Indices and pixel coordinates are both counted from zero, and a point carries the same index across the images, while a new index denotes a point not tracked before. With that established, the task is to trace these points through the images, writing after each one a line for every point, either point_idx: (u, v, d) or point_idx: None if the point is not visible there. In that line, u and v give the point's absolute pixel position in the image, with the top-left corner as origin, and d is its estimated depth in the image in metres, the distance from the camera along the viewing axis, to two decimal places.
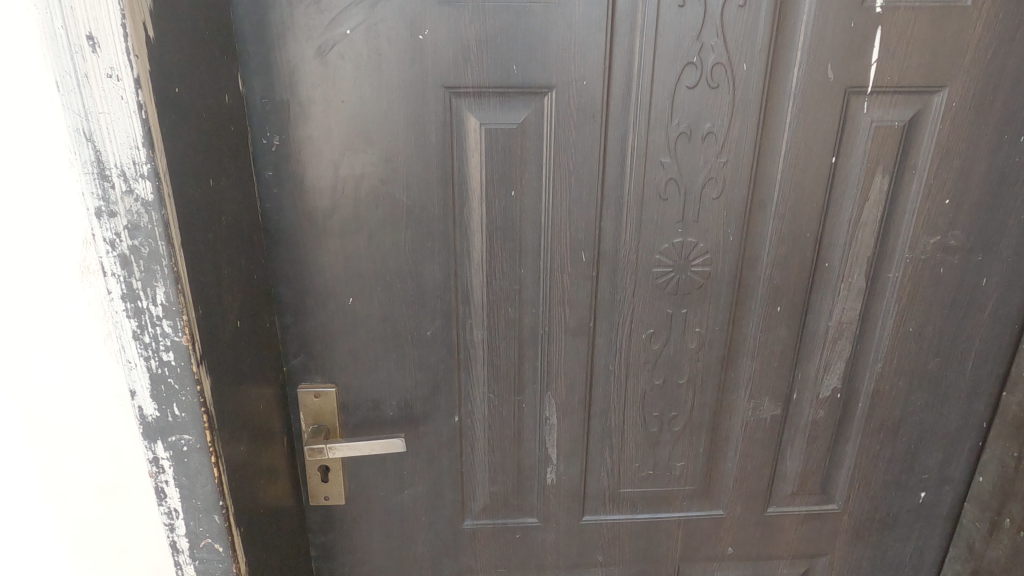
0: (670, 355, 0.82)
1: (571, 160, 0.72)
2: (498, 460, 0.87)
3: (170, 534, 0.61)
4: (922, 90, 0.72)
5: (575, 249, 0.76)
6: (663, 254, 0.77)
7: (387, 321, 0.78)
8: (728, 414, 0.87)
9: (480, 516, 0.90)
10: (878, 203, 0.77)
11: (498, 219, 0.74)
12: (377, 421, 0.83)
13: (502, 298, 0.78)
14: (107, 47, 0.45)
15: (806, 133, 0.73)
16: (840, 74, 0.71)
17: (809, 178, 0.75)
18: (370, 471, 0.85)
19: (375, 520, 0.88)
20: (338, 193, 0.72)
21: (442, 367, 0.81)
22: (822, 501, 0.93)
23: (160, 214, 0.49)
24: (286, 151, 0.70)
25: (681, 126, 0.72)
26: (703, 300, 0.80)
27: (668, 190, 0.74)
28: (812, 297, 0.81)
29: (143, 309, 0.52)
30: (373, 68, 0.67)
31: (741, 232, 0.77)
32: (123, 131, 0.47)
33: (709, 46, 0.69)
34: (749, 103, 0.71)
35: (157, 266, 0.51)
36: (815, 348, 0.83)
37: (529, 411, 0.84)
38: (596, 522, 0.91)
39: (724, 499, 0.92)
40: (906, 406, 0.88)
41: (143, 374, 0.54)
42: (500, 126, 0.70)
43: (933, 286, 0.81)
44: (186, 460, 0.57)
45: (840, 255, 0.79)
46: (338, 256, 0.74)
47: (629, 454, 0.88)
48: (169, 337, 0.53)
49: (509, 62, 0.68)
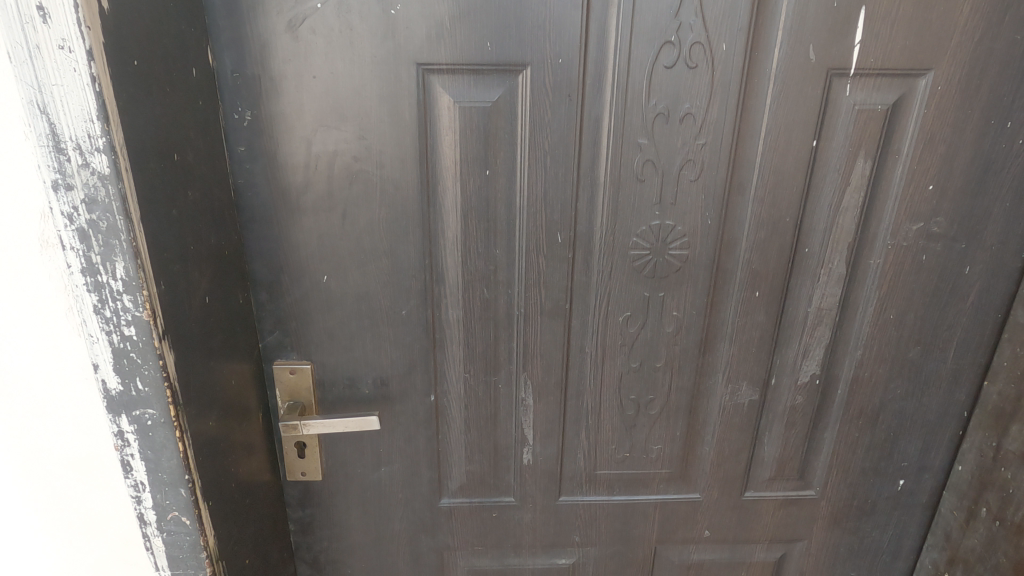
0: (647, 339, 0.82)
1: (547, 140, 0.72)
2: (475, 440, 0.87)
3: (138, 506, 0.62)
4: (906, 73, 0.71)
5: (551, 230, 0.76)
6: (640, 237, 0.77)
7: (362, 300, 0.78)
8: (706, 398, 0.87)
9: (457, 495, 0.90)
10: (860, 188, 0.75)
11: (473, 199, 0.74)
12: (353, 399, 0.84)
13: (477, 279, 0.78)
14: (58, 18, 0.45)
15: (788, 114, 0.71)
16: (823, 55, 0.69)
17: (790, 161, 0.74)
18: (346, 447, 0.86)
19: (353, 496, 0.89)
20: (311, 170, 0.71)
21: (418, 347, 0.81)
22: (800, 487, 0.93)
23: (118, 188, 0.50)
24: (258, 127, 0.69)
25: (659, 107, 0.71)
26: (680, 284, 0.79)
27: (645, 171, 0.73)
28: (792, 282, 0.80)
29: (103, 284, 0.53)
30: (345, 44, 0.67)
31: (719, 216, 0.76)
32: (77, 105, 0.47)
33: (688, 24, 0.67)
34: (729, 82, 0.70)
35: (116, 241, 0.51)
36: (793, 335, 0.83)
37: (505, 392, 0.84)
38: (573, 503, 0.92)
39: (701, 482, 0.92)
40: (884, 395, 0.87)
41: (106, 348, 0.55)
42: (474, 104, 0.70)
43: (915, 273, 0.80)
44: (150, 434, 0.58)
45: (820, 241, 0.78)
46: (313, 234, 0.74)
47: (605, 437, 0.88)
48: (130, 312, 0.53)
49: (483, 38, 0.67)
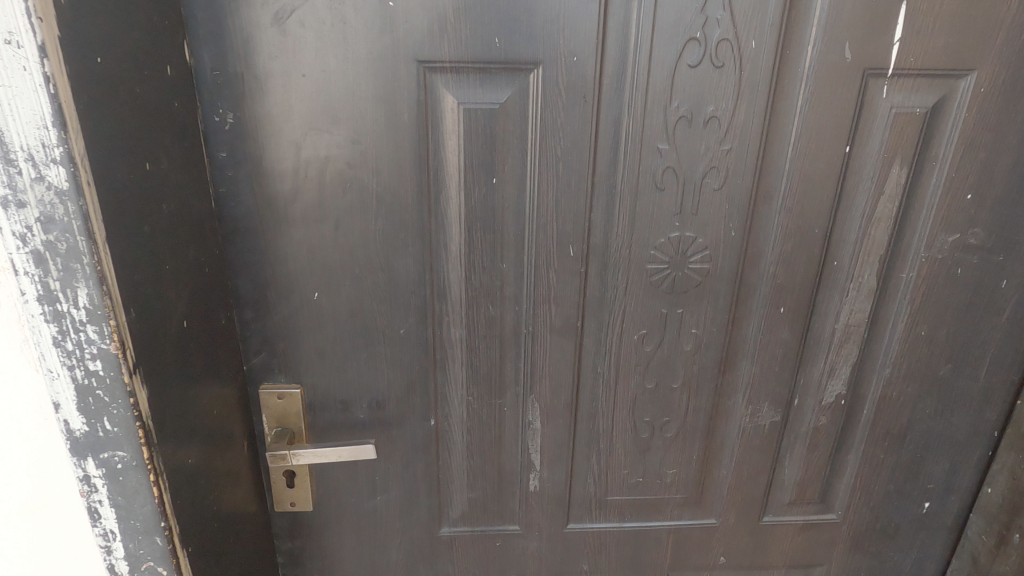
0: (664, 357, 0.76)
1: (559, 144, 0.65)
2: (478, 465, 0.81)
3: (107, 557, 0.55)
4: (947, 74, 0.65)
5: (563, 242, 0.70)
6: (659, 249, 0.71)
7: (357, 318, 0.72)
8: (725, 420, 0.81)
9: (458, 523, 0.84)
10: (894, 196, 0.70)
11: (478, 209, 0.68)
12: (346, 423, 0.77)
13: (482, 295, 0.72)
14: (3, 8, 0.38)
15: (820, 117, 0.66)
16: (859, 54, 0.64)
17: (821, 167, 0.68)
18: (339, 475, 0.80)
19: (346, 526, 0.83)
20: (300, 177, 0.65)
21: (417, 367, 0.75)
22: (821, 510, 0.88)
23: (78, 205, 0.43)
24: (241, 131, 0.62)
25: (681, 109, 0.65)
26: (701, 299, 0.73)
27: (665, 178, 0.67)
28: (819, 297, 0.75)
29: (63, 314, 0.46)
30: (338, 39, 0.60)
31: (744, 227, 0.70)
32: (29, 109, 0.41)
33: (715, 20, 0.61)
34: (757, 83, 0.64)
35: (77, 265, 0.45)
36: (819, 352, 0.78)
37: (511, 415, 0.79)
38: (581, 530, 0.86)
39: (717, 507, 0.87)
40: (911, 414, 0.82)
41: (68, 386, 0.48)
42: (480, 105, 0.63)
43: (949, 287, 0.75)
44: (121, 479, 0.52)
45: (850, 253, 0.72)
46: (302, 246, 0.68)
47: (617, 461, 0.82)
48: (96, 345, 0.47)
49: (491, 33, 0.61)
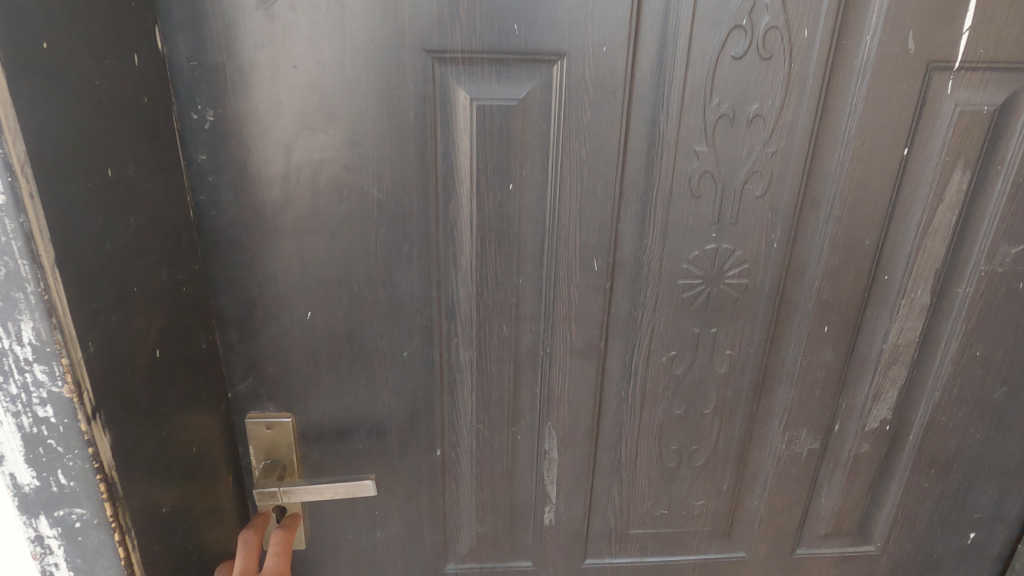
0: (694, 380, 0.69)
1: (584, 146, 0.58)
2: (488, 498, 0.74)
3: None
4: (1019, 67, 0.58)
5: (586, 256, 0.62)
6: (693, 263, 0.63)
7: (355, 340, 0.64)
8: (759, 447, 0.74)
9: (465, 560, 0.77)
10: (953, 204, 0.63)
11: (492, 218, 0.60)
12: (343, 454, 0.70)
13: (495, 314, 0.64)
14: None
15: (876, 116, 0.59)
16: (923, 45, 0.56)
17: (875, 172, 0.61)
18: (334, 510, 0.72)
19: (342, 564, 0.75)
20: (291, 183, 0.57)
21: (422, 393, 0.67)
22: (859, 542, 0.81)
23: (19, 223, 0.35)
24: (222, 130, 0.55)
25: (722, 107, 0.57)
26: (737, 317, 0.66)
27: (702, 184, 0.60)
28: (866, 315, 0.68)
29: (4, 351, 0.38)
30: (334, 25, 0.52)
31: (787, 238, 0.63)
32: None
33: (763, 5, 0.54)
34: (808, 77, 0.57)
35: (19, 293, 0.37)
36: (864, 374, 0.71)
37: (525, 444, 0.71)
38: (600, 566, 0.79)
39: (747, 540, 0.80)
40: (961, 440, 0.76)
41: (13, 435, 0.40)
42: (495, 102, 0.56)
43: (1008, 304, 0.68)
44: (81, 539, 0.44)
45: (902, 266, 0.65)
46: (293, 261, 0.60)
47: (641, 492, 0.75)
48: (46, 387, 0.39)
49: (509, 20, 0.54)
